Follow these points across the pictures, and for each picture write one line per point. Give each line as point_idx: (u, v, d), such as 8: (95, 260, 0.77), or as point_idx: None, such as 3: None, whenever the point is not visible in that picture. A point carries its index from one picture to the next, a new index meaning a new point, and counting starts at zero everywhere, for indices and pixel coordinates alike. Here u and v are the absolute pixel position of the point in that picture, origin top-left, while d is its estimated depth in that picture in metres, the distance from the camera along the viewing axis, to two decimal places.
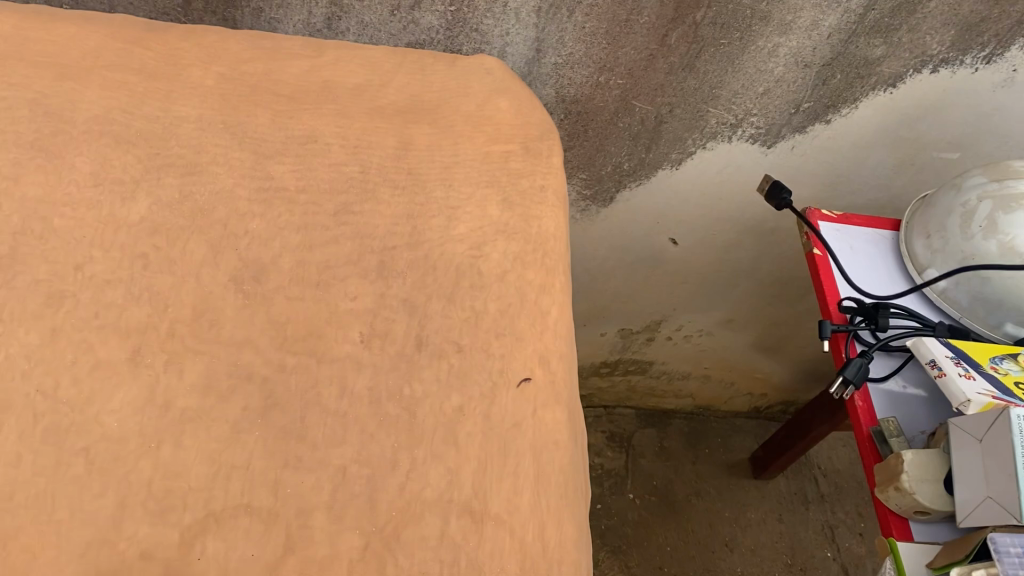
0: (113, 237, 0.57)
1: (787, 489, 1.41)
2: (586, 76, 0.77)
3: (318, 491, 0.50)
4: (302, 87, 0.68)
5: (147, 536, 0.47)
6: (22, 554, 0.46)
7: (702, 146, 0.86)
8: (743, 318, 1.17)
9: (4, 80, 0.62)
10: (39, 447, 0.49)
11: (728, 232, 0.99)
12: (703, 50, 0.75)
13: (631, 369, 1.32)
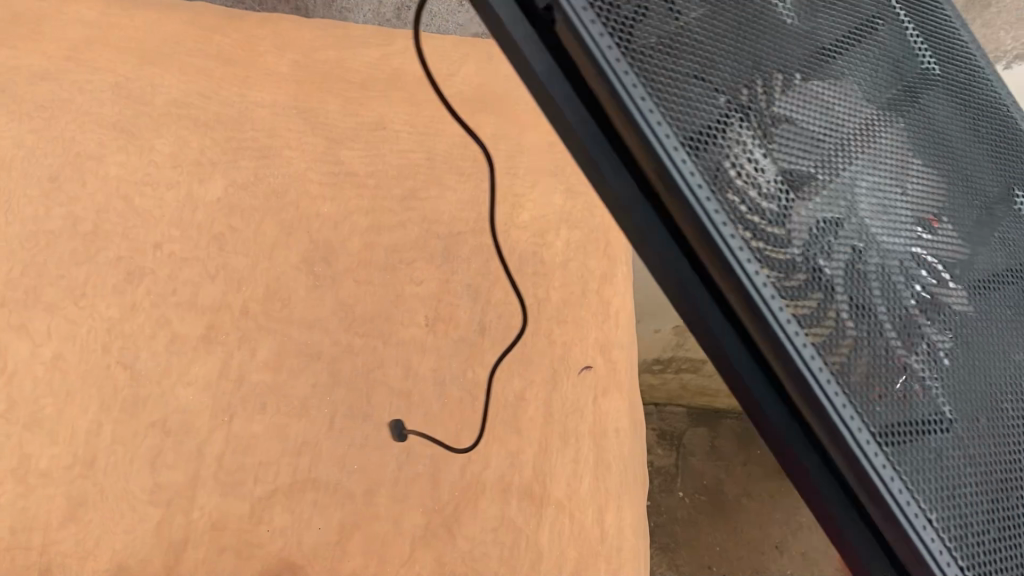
0: (192, 216, 0.60)
1: None
2: None
3: (384, 468, 0.55)
4: (370, 75, 0.70)
5: (217, 506, 0.51)
6: (102, 517, 0.49)
7: None
8: None
9: (88, 62, 0.63)
10: (119, 418, 0.52)
11: None
12: None
13: (685, 368, 1.19)
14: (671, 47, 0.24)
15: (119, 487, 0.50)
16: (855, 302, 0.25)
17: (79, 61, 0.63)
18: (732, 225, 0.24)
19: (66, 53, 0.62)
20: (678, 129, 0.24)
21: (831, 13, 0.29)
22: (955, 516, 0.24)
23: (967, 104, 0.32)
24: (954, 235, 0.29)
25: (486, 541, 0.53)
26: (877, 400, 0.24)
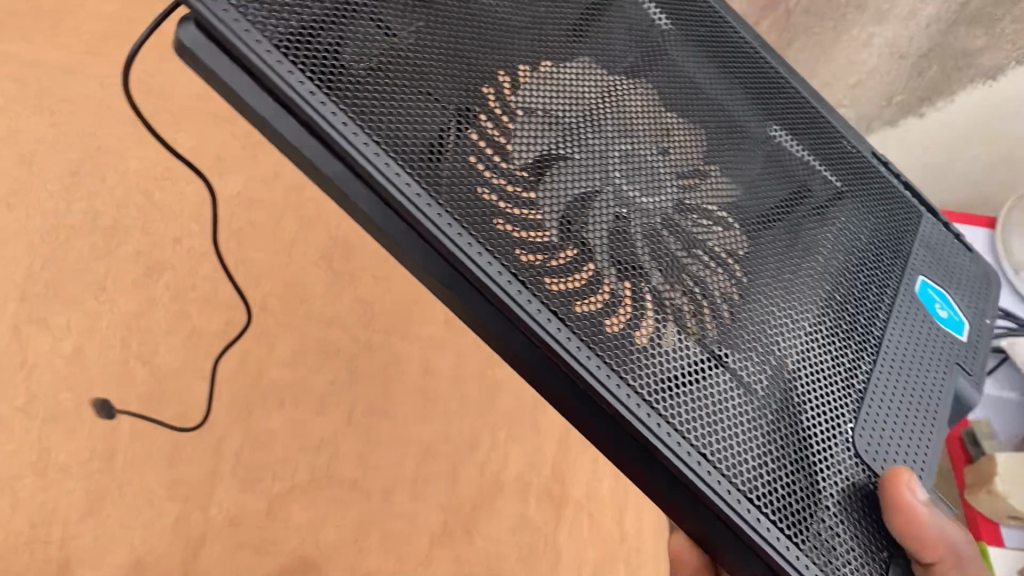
0: (212, 211, 0.61)
1: None
2: None
3: (402, 466, 0.55)
4: None
5: (233, 503, 0.52)
6: (119, 513, 0.50)
7: None
8: None
9: (110, 59, 0.64)
10: (137, 414, 0.53)
11: None
12: (797, 39, 0.76)
13: None
14: (376, 60, 0.27)
15: (139, 483, 0.51)
16: (594, 254, 0.28)
17: (102, 58, 0.64)
18: (465, 205, 0.26)
19: (88, 49, 0.64)
20: (407, 133, 0.26)
21: (536, 11, 0.32)
22: (701, 441, 0.28)
23: (689, 76, 0.37)
24: (691, 179, 0.33)
25: (503, 541, 0.54)
26: (612, 347, 0.27)
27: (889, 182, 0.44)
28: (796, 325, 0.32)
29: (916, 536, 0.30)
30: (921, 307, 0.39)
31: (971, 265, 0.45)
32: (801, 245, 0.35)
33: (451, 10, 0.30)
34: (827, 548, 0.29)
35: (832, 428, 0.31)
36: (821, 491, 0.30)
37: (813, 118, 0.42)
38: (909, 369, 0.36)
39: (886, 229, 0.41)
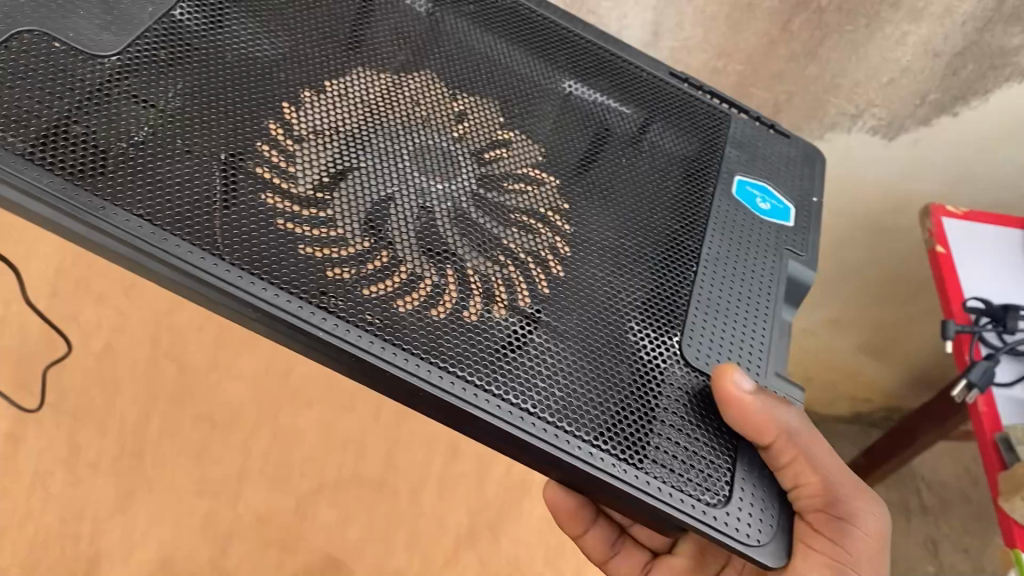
0: None
1: (885, 497, 1.27)
2: (703, 60, 0.76)
3: (429, 465, 0.56)
4: None
5: (262, 502, 0.52)
6: (148, 509, 0.50)
7: (820, 137, 0.83)
8: (853, 321, 1.09)
9: None
10: (168, 411, 0.54)
11: (843, 226, 0.93)
12: (828, 38, 0.73)
13: None
14: (147, 135, 0.36)
15: (169, 476, 0.52)
16: (392, 242, 0.38)
17: None
18: (262, 241, 0.35)
19: None
20: (188, 199, 0.35)
21: (294, 41, 0.42)
22: (497, 389, 0.36)
23: (470, 59, 0.46)
24: (491, 153, 0.43)
25: (531, 543, 0.54)
26: (408, 326, 0.36)
27: (674, 89, 0.53)
28: (601, 263, 0.42)
29: (750, 421, 0.38)
30: (735, 207, 0.49)
31: (795, 149, 0.55)
32: (599, 194, 0.45)
33: (207, 70, 0.38)
34: (676, 464, 0.38)
35: (649, 337, 0.41)
36: (658, 401, 0.39)
37: (605, 69, 0.51)
38: (725, 279, 0.45)
39: (687, 147, 0.50)
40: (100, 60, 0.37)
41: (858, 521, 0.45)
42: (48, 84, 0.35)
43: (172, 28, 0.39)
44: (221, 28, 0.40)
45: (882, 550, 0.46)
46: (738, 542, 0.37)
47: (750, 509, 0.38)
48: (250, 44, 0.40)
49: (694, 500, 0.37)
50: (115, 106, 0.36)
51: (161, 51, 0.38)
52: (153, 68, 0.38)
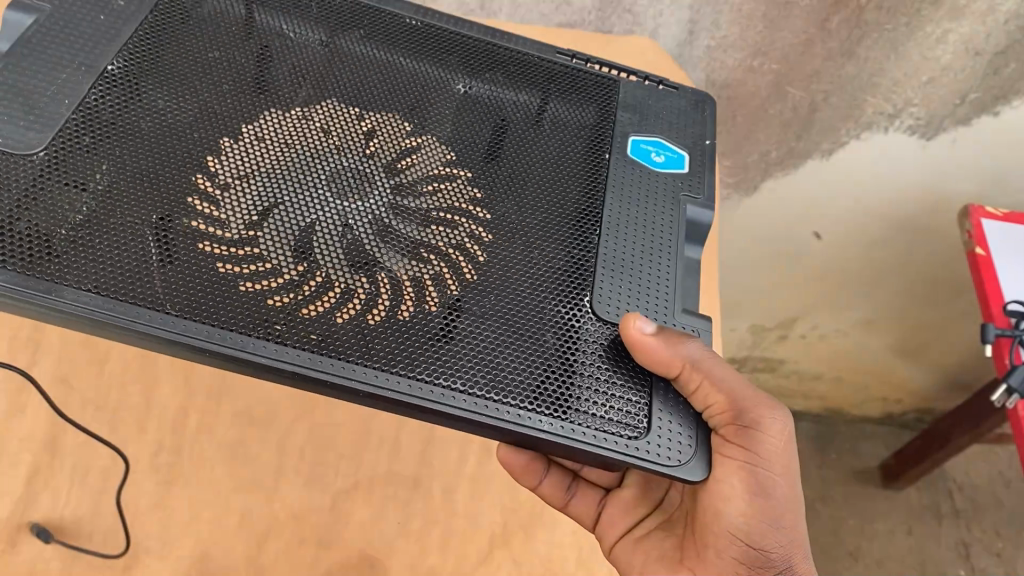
0: None
1: (917, 500, 1.26)
2: (739, 59, 0.77)
3: (463, 465, 0.58)
4: None
5: (299, 497, 0.55)
6: (188, 503, 0.53)
7: (855, 135, 0.82)
8: (887, 321, 1.08)
9: None
10: (209, 410, 0.57)
11: (878, 227, 0.92)
12: (866, 37, 0.72)
13: (760, 368, 1.23)
14: (91, 212, 0.41)
15: (207, 476, 0.54)
16: (316, 263, 0.43)
17: None
18: (206, 283, 0.41)
19: None
20: (134, 266, 0.40)
21: (202, 101, 0.47)
22: (426, 379, 0.42)
23: (366, 84, 0.51)
24: (400, 165, 0.48)
25: (565, 543, 0.56)
26: (340, 336, 0.42)
27: (555, 65, 0.57)
28: (511, 248, 0.47)
29: (657, 356, 0.44)
30: (630, 164, 0.53)
31: (684, 99, 0.59)
32: (504, 186, 0.49)
33: (131, 139, 0.44)
34: (595, 408, 0.44)
35: (561, 305, 0.46)
36: (576, 360, 0.45)
37: (496, 65, 0.55)
38: (627, 234, 0.50)
39: (585, 120, 0.55)
40: (31, 156, 0.42)
41: (766, 428, 0.47)
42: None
43: (90, 112, 0.44)
44: (129, 102, 0.45)
45: (792, 445, 0.48)
46: (659, 465, 0.43)
47: (665, 435, 0.44)
48: (158, 109, 0.45)
49: (618, 437, 0.43)
50: (55, 197, 0.41)
51: (84, 135, 0.43)
52: (82, 152, 0.43)
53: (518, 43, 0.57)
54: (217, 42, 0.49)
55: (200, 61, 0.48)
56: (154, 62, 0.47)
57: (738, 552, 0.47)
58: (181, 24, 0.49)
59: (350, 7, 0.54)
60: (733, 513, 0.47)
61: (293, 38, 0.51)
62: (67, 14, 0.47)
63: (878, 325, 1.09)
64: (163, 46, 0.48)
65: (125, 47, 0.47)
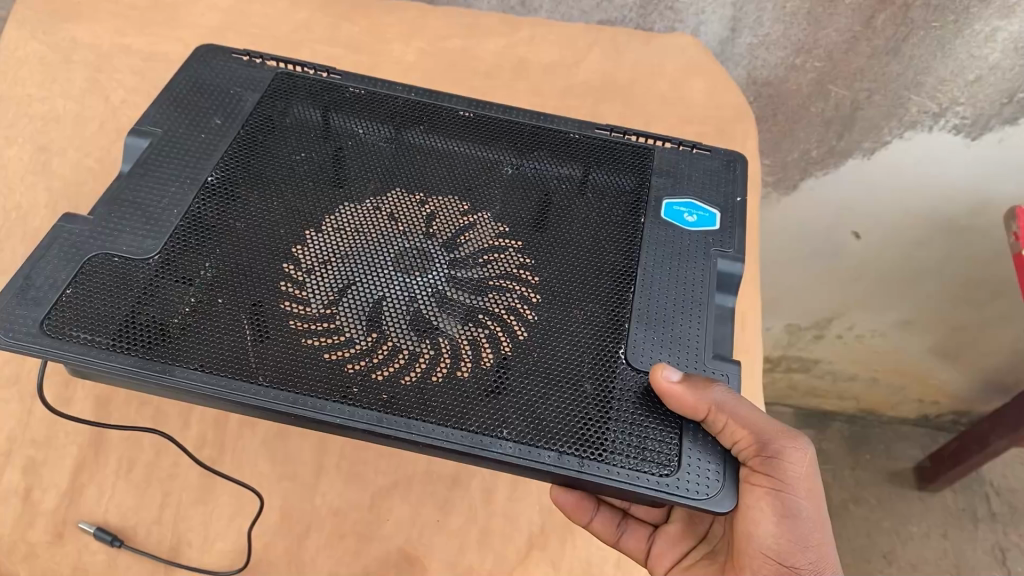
0: None
1: (953, 503, 1.24)
2: (782, 57, 0.76)
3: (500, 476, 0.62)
4: (497, 63, 0.79)
5: (336, 496, 0.60)
6: (230, 498, 0.59)
7: (899, 135, 0.81)
8: (926, 321, 1.06)
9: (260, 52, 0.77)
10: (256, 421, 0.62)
11: (919, 229, 0.91)
12: (912, 35, 0.71)
13: (794, 367, 1.22)
14: (197, 303, 0.48)
15: (249, 473, 0.60)
16: (386, 333, 0.48)
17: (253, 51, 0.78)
18: (292, 357, 0.46)
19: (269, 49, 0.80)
20: (231, 346, 0.46)
21: (287, 201, 0.53)
22: (484, 430, 0.45)
23: (429, 167, 0.56)
24: (460, 239, 0.53)
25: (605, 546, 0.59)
26: (404, 397, 0.46)
27: (604, 135, 0.59)
28: (559, 310, 0.50)
29: (685, 401, 0.45)
30: (665, 227, 0.54)
31: (715, 160, 0.59)
32: (553, 252, 0.52)
33: (230, 241, 0.50)
34: (630, 450, 0.45)
35: (601, 359, 0.48)
36: (612, 408, 0.46)
37: (545, 138, 0.58)
38: (660, 290, 0.51)
39: (630, 183, 0.57)
40: (147, 260, 0.49)
41: (791, 458, 0.48)
42: (119, 296, 0.47)
43: (195, 219, 0.51)
44: (228, 208, 0.52)
45: (815, 471, 0.50)
46: (688, 497, 0.44)
47: (694, 471, 0.45)
48: (251, 212, 0.52)
49: (651, 474, 0.45)
50: (167, 292, 0.48)
51: (192, 238, 0.50)
52: (190, 254, 0.49)
53: (563, 121, 0.60)
54: (299, 145, 0.56)
55: (285, 164, 0.55)
56: (247, 170, 0.54)
57: (769, 570, 0.48)
58: (267, 133, 0.56)
59: (408, 101, 0.59)
60: (764, 536, 0.48)
61: (361, 136, 0.57)
62: (171, 134, 0.55)
63: (915, 325, 1.07)
64: (252, 154, 0.55)
65: (220, 158, 0.54)
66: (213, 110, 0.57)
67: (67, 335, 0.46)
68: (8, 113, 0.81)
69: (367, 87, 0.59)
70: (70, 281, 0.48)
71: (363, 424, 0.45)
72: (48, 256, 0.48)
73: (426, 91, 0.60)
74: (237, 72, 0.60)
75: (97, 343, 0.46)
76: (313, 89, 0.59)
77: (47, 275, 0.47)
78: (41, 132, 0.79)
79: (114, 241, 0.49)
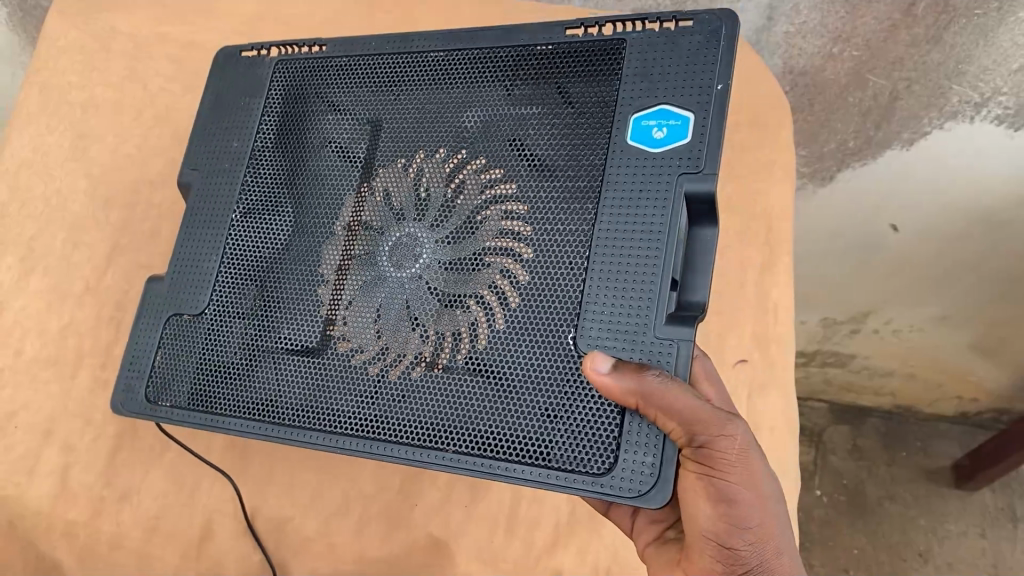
0: None
1: (992, 503, 1.21)
2: (820, 45, 0.78)
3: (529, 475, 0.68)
4: None
5: (369, 479, 0.69)
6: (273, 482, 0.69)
7: (938, 126, 0.80)
8: (965, 316, 1.04)
9: None
10: None
11: (956, 222, 0.89)
12: (954, 23, 0.71)
13: (830, 362, 1.21)
14: (240, 349, 0.58)
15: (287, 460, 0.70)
16: (387, 341, 0.54)
17: None
18: (309, 389, 0.55)
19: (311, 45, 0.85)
20: (265, 386, 0.56)
21: (303, 223, 0.60)
22: (465, 436, 0.51)
23: (417, 131, 0.58)
24: (451, 214, 0.56)
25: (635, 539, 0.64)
26: (403, 404, 0.52)
27: (577, 41, 0.55)
28: (536, 277, 0.52)
29: (612, 391, 0.46)
30: (630, 155, 0.51)
31: (696, 35, 0.52)
32: (539, 203, 0.53)
33: (262, 279, 0.59)
34: (574, 448, 0.49)
35: (557, 337, 0.50)
36: (561, 400, 0.49)
37: (514, 66, 0.57)
38: (614, 249, 0.50)
39: (603, 91, 0.53)
40: (201, 315, 0.59)
41: (724, 445, 0.48)
42: (191, 352, 0.59)
43: (235, 261, 0.60)
44: (258, 237, 0.60)
45: (751, 450, 0.50)
46: (620, 497, 0.47)
47: (631, 469, 0.47)
48: (280, 232, 0.60)
49: (585, 476, 0.48)
50: (219, 339, 0.58)
51: (234, 282, 0.60)
52: (235, 295, 0.59)
53: (527, 30, 0.57)
54: (308, 142, 0.62)
55: (297, 178, 0.61)
56: (269, 196, 0.61)
57: (712, 551, 0.50)
58: (278, 139, 0.63)
59: (382, 53, 0.61)
60: (702, 518, 0.50)
61: (353, 116, 0.61)
62: (203, 172, 0.63)
63: (953, 321, 1.05)
64: (269, 169, 0.62)
65: (240, 185, 0.62)
66: (231, 129, 0.64)
67: (162, 402, 0.59)
68: (51, 100, 0.86)
69: (348, 53, 0.62)
70: (157, 348, 0.60)
71: (362, 449, 0.52)
72: (139, 333, 0.61)
73: (396, 35, 0.61)
74: (244, 72, 0.65)
75: (177, 403, 0.58)
76: (308, 68, 0.63)
77: (140, 350, 0.60)
78: (81, 119, 0.85)
79: (178, 304, 0.60)
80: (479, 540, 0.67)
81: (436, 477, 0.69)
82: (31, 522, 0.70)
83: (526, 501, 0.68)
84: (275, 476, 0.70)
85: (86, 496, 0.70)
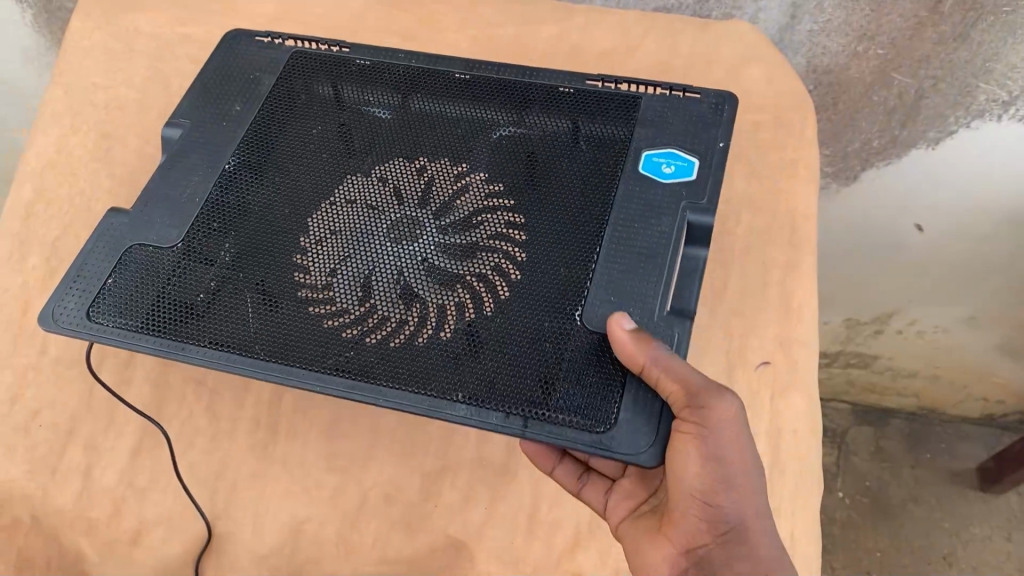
0: None
1: (1018, 506, 1.19)
2: (845, 43, 0.78)
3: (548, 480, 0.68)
4: (554, 52, 0.84)
5: (386, 481, 0.69)
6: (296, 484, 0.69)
7: (964, 125, 0.79)
8: (991, 318, 1.03)
9: None
10: (308, 411, 0.72)
11: (983, 221, 0.88)
12: (981, 20, 0.71)
13: (852, 362, 1.20)
14: (211, 287, 0.56)
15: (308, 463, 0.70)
16: (374, 305, 0.55)
17: None
18: (285, 334, 0.54)
19: None
20: (235, 324, 0.55)
21: (297, 187, 0.60)
22: (443, 394, 0.51)
23: (432, 132, 0.62)
24: (454, 201, 0.58)
25: None
26: (383, 359, 0.53)
27: (598, 92, 0.62)
28: (537, 267, 0.55)
29: (625, 350, 0.50)
30: (642, 181, 0.57)
31: (704, 104, 0.61)
32: (539, 206, 0.57)
33: (245, 227, 0.58)
34: (576, 407, 0.51)
35: (559, 316, 0.53)
36: (563, 365, 0.52)
37: (535, 98, 0.62)
38: (624, 248, 0.55)
39: (617, 133, 0.60)
40: (172, 248, 0.58)
41: (720, 413, 0.49)
42: (151, 282, 0.56)
43: (217, 206, 0.59)
44: (246, 191, 0.60)
45: (740, 417, 0.51)
46: (621, 454, 0.49)
47: (630, 427, 0.50)
48: (269, 192, 0.60)
49: (589, 433, 0.50)
50: (189, 275, 0.56)
51: (214, 223, 0.58)
52: (211, 237, 0.58)
53: (552, 76, 0.63)
54: (314, 121, 0.63)
55: (295, 147, 0.62)
56: (264, 156, 0.61)
57: (699, 510, 0.51)
58: (282, 113, 0.64)
59: (410, 68, 0.65)
60: (691, 479, 0.50)
61: (367, 108, 0.63)
62: (198, 126, 0.63)
63: (980, 322, 1.04)
64: (269, 134, 0.63)
65: (240, 143, 0.62)
66: (235, 97, 0.65)
67: (108, 321, 0.55)
68: (77, 100, 0.87)
69: (371, 57, 0.66)
70: (111, 270, 0.57)
71: (338, 390, 0.52)
72: (92, 255, 0.58)
73: (428, 59, 0.66)
74: (260, 55, 0.67)
75: (129, 326, 0.55)
76: (325, 63, 0.66)
77: (93, 270, 0.57)
78: (107, 118, 0.86)
79: (147, 236, 0.58)
80: (500, 540, 0.67)
81: (456, 478, 0.69)
82: (55, 517, 0.70)
83: (547, 502, 0.68)
84: (293, 477, 0.70)
85: (108, 493, 0.71)
